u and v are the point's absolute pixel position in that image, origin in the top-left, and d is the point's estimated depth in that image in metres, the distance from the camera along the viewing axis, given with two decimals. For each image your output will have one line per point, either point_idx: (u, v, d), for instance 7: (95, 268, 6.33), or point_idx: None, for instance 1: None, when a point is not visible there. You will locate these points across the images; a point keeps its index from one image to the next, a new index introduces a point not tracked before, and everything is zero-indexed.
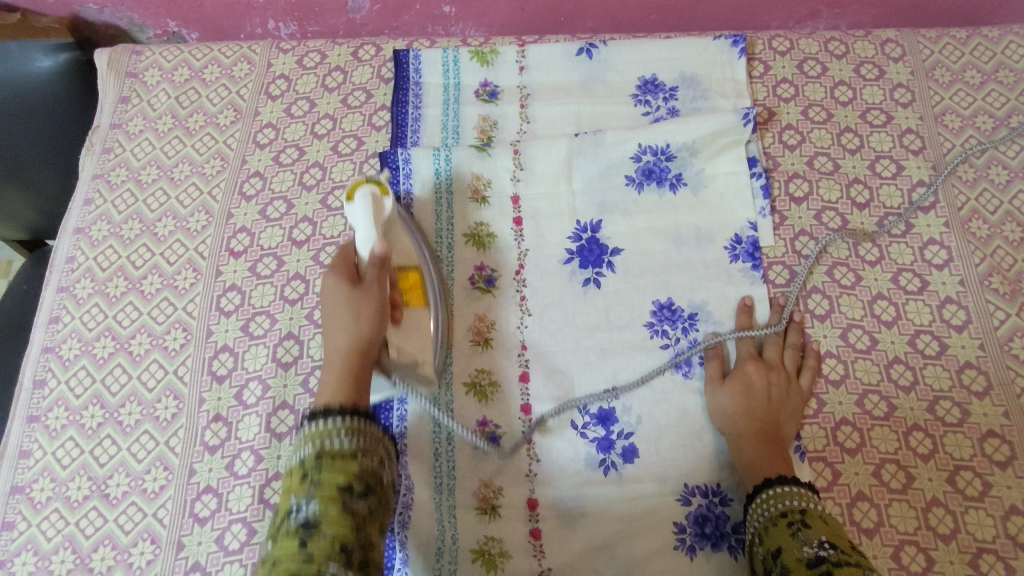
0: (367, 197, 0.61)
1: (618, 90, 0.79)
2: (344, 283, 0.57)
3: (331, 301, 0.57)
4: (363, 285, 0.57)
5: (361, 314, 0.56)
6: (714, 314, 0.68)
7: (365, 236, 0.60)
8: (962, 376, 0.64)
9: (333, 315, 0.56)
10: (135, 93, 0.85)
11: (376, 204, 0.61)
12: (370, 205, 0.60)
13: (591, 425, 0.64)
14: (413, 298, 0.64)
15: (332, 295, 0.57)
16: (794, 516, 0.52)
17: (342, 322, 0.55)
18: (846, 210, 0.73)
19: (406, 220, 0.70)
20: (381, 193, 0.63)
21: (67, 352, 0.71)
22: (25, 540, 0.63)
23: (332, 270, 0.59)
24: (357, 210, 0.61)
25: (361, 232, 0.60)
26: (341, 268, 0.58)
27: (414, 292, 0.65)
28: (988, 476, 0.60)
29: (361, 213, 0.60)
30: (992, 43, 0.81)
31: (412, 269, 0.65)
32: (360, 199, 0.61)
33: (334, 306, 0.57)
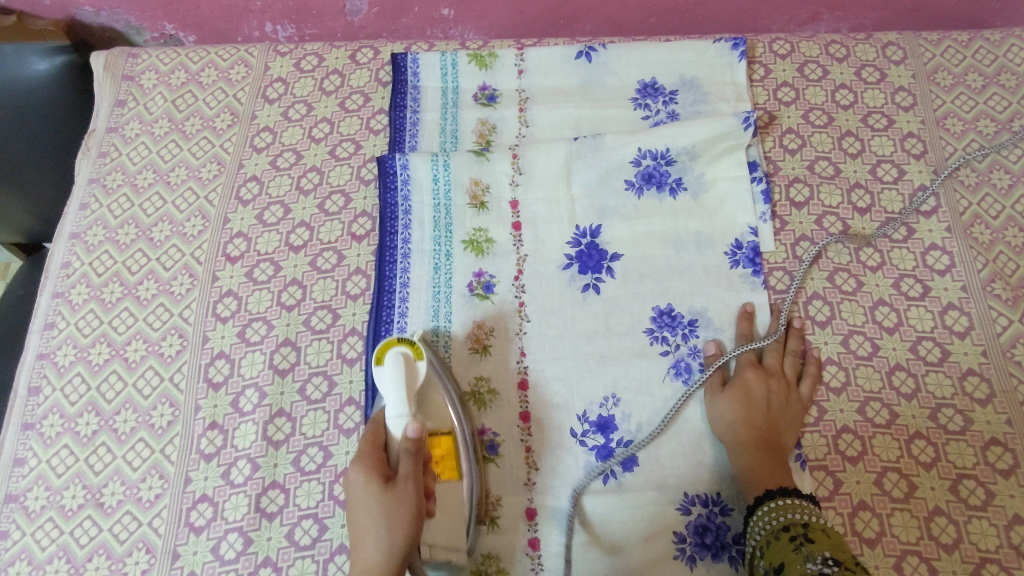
0: (399, 363, 0.59)
1: (617, 93, 0.79)
2: (374, 484, 0.52)
3: (360, 505, 0.52)
4: (396, 488, 0.52)
5: (394, 524, 0.50)
6: (714, 321, 0.67)
7: (398, 407, 0.57)
8: (965, 384, 0.64)
9: (363, 524, 0.51)
10: (131, 96, 0.84)
11: (408, 367, 0.59)
12: (402, 368, 0.59)
13: (590, 433, 0.64)
14: (447, 474, 0.59)
15: (361, 498, 0.52)
16: (795, 529, 0.52)
17: (371, 533, 0.50)
18: (848, 215, 0.72)
19: (440, 373, 0.64)
20: (414, 356, 0.61)
21: (62, 359, 0.70)
22: (19, 549, 0.62)
23: (361, 462, 0.54)
24: (388, 373, 0.59)
25: (393, 405, 0.57)
26: (371, 462, 0.54)
27: (448, 467, 0.59)
28: (992, 485, 0.60)
29: (393, 379, 0.58)
30: (993, 46, 0.80)
31: (446, 437, 0.60)
32: (392, 362, 0.59)
33: (362, 515, 0.51)
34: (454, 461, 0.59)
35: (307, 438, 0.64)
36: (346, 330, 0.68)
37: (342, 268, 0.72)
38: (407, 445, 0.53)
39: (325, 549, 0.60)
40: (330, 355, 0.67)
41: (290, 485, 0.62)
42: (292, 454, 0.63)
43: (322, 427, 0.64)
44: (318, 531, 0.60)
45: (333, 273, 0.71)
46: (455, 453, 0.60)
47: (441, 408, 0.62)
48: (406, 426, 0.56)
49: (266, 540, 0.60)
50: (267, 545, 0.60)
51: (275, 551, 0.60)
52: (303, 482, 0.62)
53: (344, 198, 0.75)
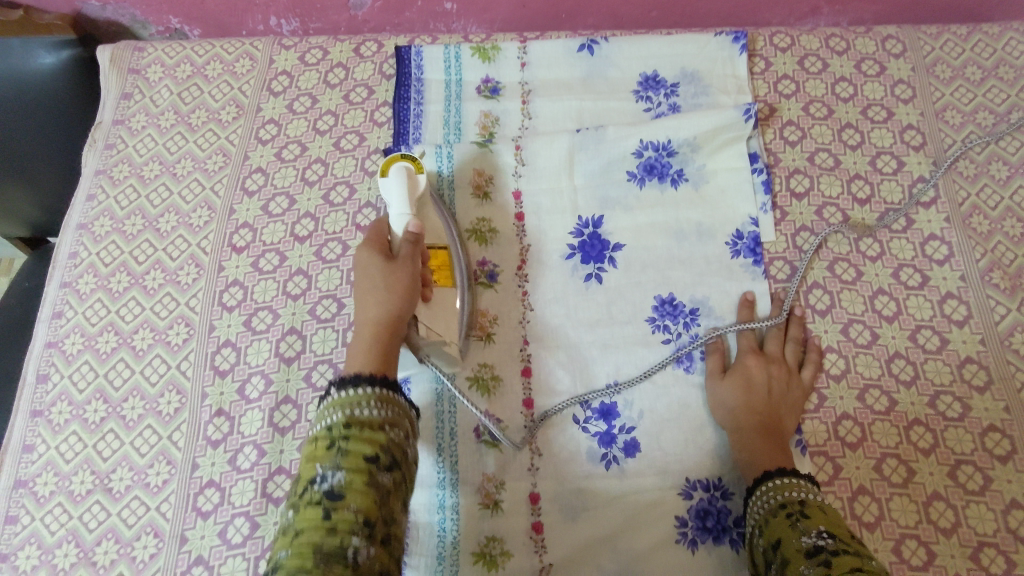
0: (403, 172, 0.64)
1: (620, 86, 0.79)
2: (379, 258, 0.57)
3: (364, 273, 0.57)
4: (398, 260, 0.58)
5: (393, 287, 0.56)
6: (715, 310, 0.68)
7: (399, 209, 0.63)
8: (963, 371, 0.65)
9: (367, 288, 0.56)
10: (137, 89, 0.85)
11: (410, 179, 0.65)
12: (404, 180, 0.64)
13: (594, 419, 0.65)
14: (442, 278, 0.64)
15: (365, 269, 0.57)
16: (793, 506, 0.52)
17: (374, 296, 0.55)
18: (847, 205, 0.73)
19: (438, 203, 0.70)
20: (415, 169, 0.66)
21: (70, 347, 0.71)
22: (29, 534, 0.63)
23: (367, 246, 0.59)
24: (391, 185, 0.64)
25: (397, 206, 0.63)
26: (375, 244, 0.59)
27: (444, 273, 0.64)
28: (989, 470, 0.61)
29: (397, 188, 0.64)
30: (992, 40, 0.81)
31: (442, 250, 0.66)
32: (395, 174, 0.64)
33: (366, 282, 0.56)
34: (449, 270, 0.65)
35: (313, 424, 0.65)
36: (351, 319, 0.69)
37: (346, 258, 0.72)
38: (408, 235, 0.59)
39: None
40: (335, 343, 0.68)
41: (296, 470, 0.63)
42: (299, 440, 0.64)
43: None
44: None
45: (338, 263, 0.72)
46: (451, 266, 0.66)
47: (437, 225, 0.67)
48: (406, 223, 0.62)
49: (273, 524, 0.61)
50: (274, 529, 0.61)
51: None
52: None
53: (349, 189, 0.76)
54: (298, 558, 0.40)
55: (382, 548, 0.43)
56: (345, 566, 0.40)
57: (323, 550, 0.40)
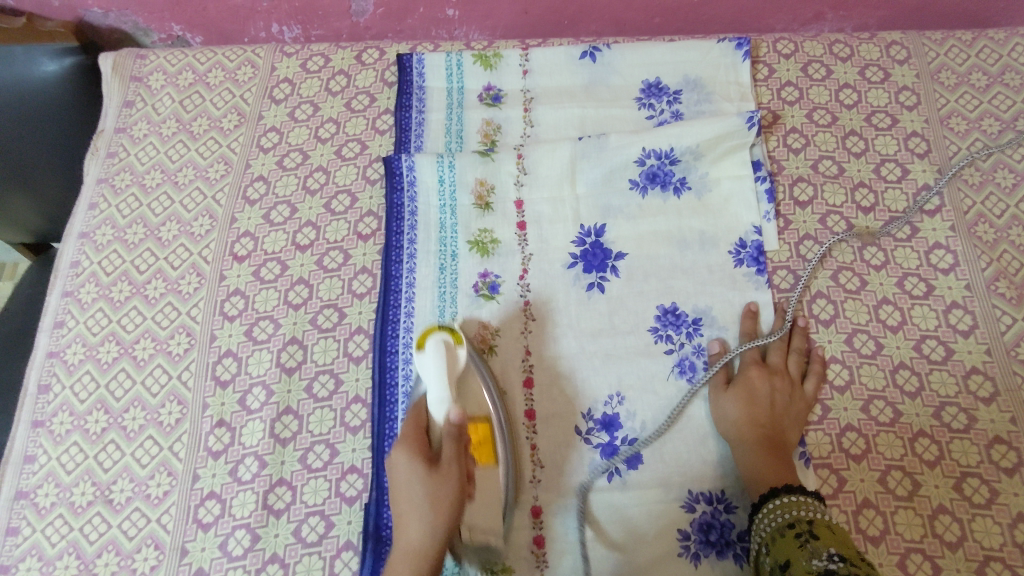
0: (441, 346, 0.60)
1: (622, 93, 0.79)
2: (420, 466, 0.54)
3: (404, 480, 0.54)
4: (440, 469, 0.53)
5: (437, 503, 0.52)
6: (718, 320, 0.68)
7: (438, 390, 0.58)
8: (969, 382, 0.64)
9: (406, 507, 0.53)
10: (138, 97, 0.85)
11: (448, 354, 0.60)
12: (442, 355, 0.60)
13: (595, 431, 0.64)
14: (483, 458, 0.59)
15: (406, 478, 0.54)
16: (801, 526, 0.52)
17: (415, 513, 0.52)
18: (851, 214, 0.73)
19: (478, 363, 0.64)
20: (454, 341, 0.61)
21: (72, 357, 0.71)
22: (30, 545, 0.63)
23: (406, 445, 0.55)
24: (429, 362, 0.60)
25: (435, 388, 0.58)
26: (414, 444, 0.55)
27: (486, 452, 0.59)
28: (995, 483, 0.60)
29: (435, 367, 0.59)
30: (997, 46, 0.80)
31: (483, 422, 0.61)
32: (433, 348, 0.60)
33: (406, 496, 0.53)
34: (490, 446, 0.60)
35: (313, 436, 0.64)
36: (352, 329, 0.69)
37: (347, 267, 0.72)
38: (451, 431, 0.54)
39: (331, 546, 0.60)
40: (336, 354, 0.68)
41: (297, 482, 0.63)
42: (299, 452, 0.64)
43: (328, 425, 0.65)
44: (324, 528, 0.61)
45: (339, 272, 0.72)
46: (492, 440, 0.60)
47: (478, 394, 0.62)
48: (448, 411, 0.57)
49: (273, 537, 0.61)
50: (274, 541, 0.61)
51: (282, 548, 0.60)
52: (309, 480, 0.63)
53: (350, 198, 0.76)
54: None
55: None
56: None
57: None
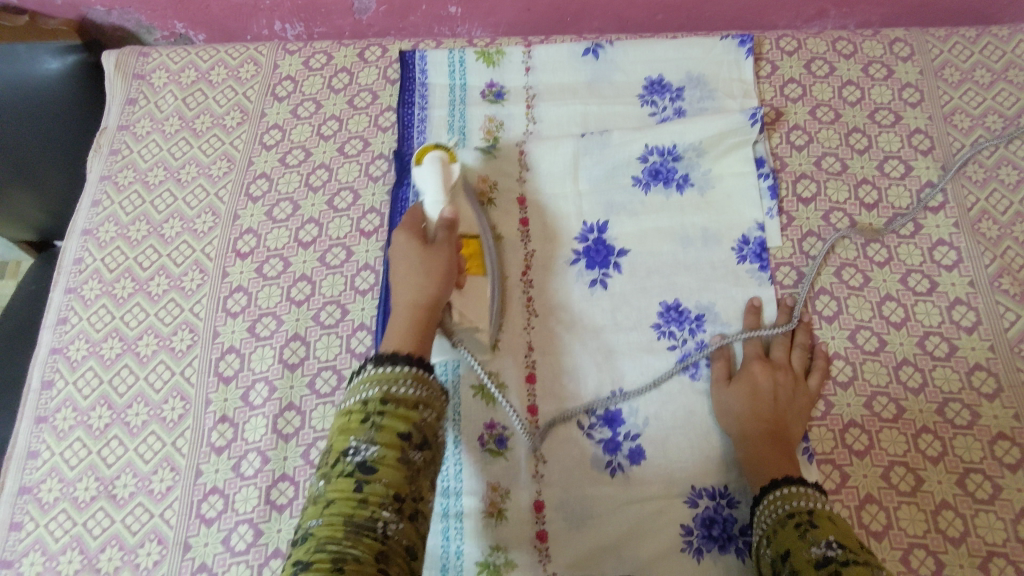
0: (437, 162, 0.65)
1: (625, 90, 0.79)
2: (416, 242, 0.58)
3: (403, 256, 0.58)
4: (434, 245, 0.58)
5: (431, 272, 0.56)
6: (721, 316, 0.68)
7: (434, 196, 0.64)
8: (973, 378, 0.64)
9: (402, 273, 0.57)
10: (142, 95, 0.85)
11: (444, 167, 0.65)
12: (439, 169, 0.65)
13: (598, 426, 0.64)
14: (475, 269, 0.65)
15: (403, 254, 0.58)
16: (801, 516, 0.52)
17: (412, 280, 0.56)
18: (854, 210, 0.72)
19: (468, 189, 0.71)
20: (449, 160, 0.67)
21: (75, 353, 0.71)
22: (33, 540, 0.63)
23: (403, 230, 0.60)
24: (427, 174, 0.65)
25: (431, 194, 0.64)
26: (411, 228, 0.60)
27: (475, 260, 0.66)
28: (999, 479, 0.60)
29: (431, 175, 0.64)
30: (1001, 42, 0.80)
31: (474, 238, 0.67)
32: (430, 162, 0.65)
33: (404, 266, 0.57)
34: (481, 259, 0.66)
35: (316, 431, 0.64)
36: (355, 325, 0.69)
37: (350, 263, 0.72)
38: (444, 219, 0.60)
39: None
40: (339, 350, 0.68)
41: (300, 477, 0.63)
42: (302, 447, 0.64)
43: (331, 420, 0.65)
44: None
45: (342, 269, 0.72)
46: (483, 254, 0.67)
47: (470, 216, 0.69)
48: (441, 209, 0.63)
49: (276, 531, 0.61)
50: (277, 536, 0.61)
51: (285, 543, 0.60)
52: (312, 475, 0.63)
53: (353, 194, 0.76)
54: (327, 528, 0.41)
55: (409, 525, 0.43)
56: (374, 538, 0.41)
57: (354, 520, 0.41)
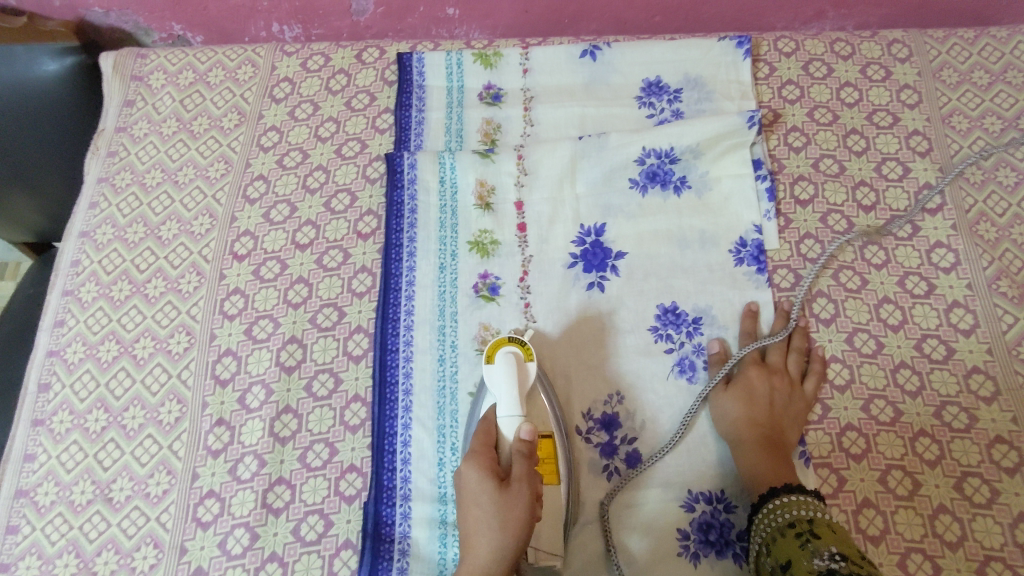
0: (510, 361, 0.61)
1: (623, 92, 0.79)
2: (490, 483, 0.54)
3: (474, 499, 0.54)
4: (510, 491, 0.53)
5: (507, 526, 0.52)
6: (718, 318, 0.68)
7: (509, 404, 0.59)
8: (970, 381, 0.64)
9: (474, 524, 0.53)
10: (139, 96, 0.85)
11: (519, 367, 0.61)
12: (513, 368, 0.61)
13: (595, 430, 0.64)
14: (549, 476, 0.60)
15: (475, 493, 0.54)
16: (801, 525, 0.52)
17: (483, 531, 0.53)
18: (852, 212, 0.72)
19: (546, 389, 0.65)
20: (523, 357, 0.63)
21: (72, 355, 0.71)
22: (30, 543, 0.63)
23: (475, 461, 0.56)
24: (500, 374, 0.61)
25: (504, 401, 0.59)
26: (484, 459, 0.56)
27: (548, 468, 0.60)
28: (996, 483, 0.60)
29: (505, 380, 0.60)
30: (1000, 43, 0.80)
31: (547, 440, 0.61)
32: (503, 365, 0.61)
33: (476, 509, 0.54)
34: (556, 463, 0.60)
35: (313, 435, 0.64)
36: (351, 328, 0.69)
37: (347, 266, 0.72)
38: (521, 449, 0.56)
39: (331, 544, 0.60)
40: (336, 352, 0.68)
41: (296, 481, 0.63)
42: (299, 450, 0.64)
43: (328, 423, 0.65)
44: (323, 526, 0.61)
45: (339, 271, 0.72)
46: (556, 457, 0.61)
47: (543, 413, 0.63)
48: (519, 428, 0.57)
49: (272, 535, 0.61)
50: (274, 540, 0.61)
51: (282, 546, 0.60)
52: (309, 478, 0.63)
53: (350, 197, 0.76)
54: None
55: None
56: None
57: None
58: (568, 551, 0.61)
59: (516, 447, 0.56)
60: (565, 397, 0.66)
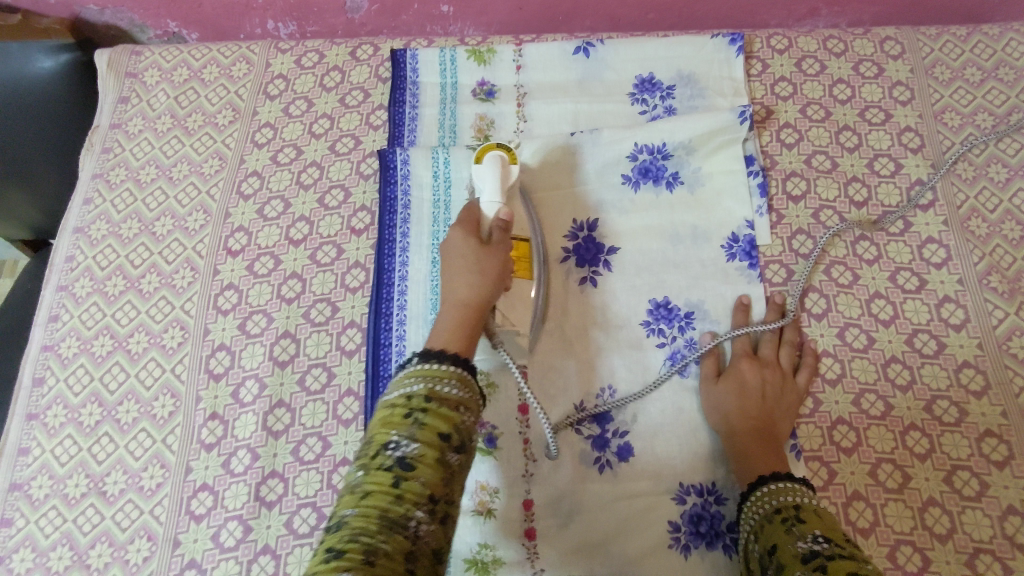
0: (497, 163, 0.64)
1: (616, 89, 0.79)
2: (472, 241, 0.59)
3: (457, 251, 0.59)
4: (491, 246, 0.59)
5: (485, 273, 0.57)
6: (710, 313, 0.68)
7: (493, 193, 0.62)
8: (960, 376, 0.64)
9: (457, 270, 0.58)
10: (134, 93, 0.86)
11: (502, 168, 0.64)
12: (498, 168, 0.64)
13: (588, 423, 0.64)
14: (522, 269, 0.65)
15: (458, 248, 0.59)
16: (787, 511, 0.52)
17: (466, 276, 0.57)
18: (844, 208, 0.73)
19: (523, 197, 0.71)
20: (507, 161, 0.65)
21: (66, 350, 0.71)
22: (24, 536, 0.63)
23: (460, 227, 0.60)
24: (487, 172, 0.64)
25: (488, 193, 0.63)
26: (468, 228, 0.60)
27: (524, 263, 0.65)
28: (986, 476, 0.60)
29: (491, 173, 0.63)
30: (992, 41, 0.80)
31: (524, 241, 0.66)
32: (490, 162, 0.64)
33: (459, 262, 0.58)
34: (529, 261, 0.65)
35: (306, 428, 0.65)
36: (345, 323, 0.69)
37: (341, 261, 0.72)
38: (501, 223, 0.60)
39: None
40: (329, 347, 0.68)
41: (289, 474, 0.63)
42: (292, 444, 0.64)
43: (321, 417, 0.65)
44: (316, 519, 0.61)
45: (332, 266, 0.72)
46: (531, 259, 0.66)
47: (522, 217, 0.67)
48: (499, 208, 0.62)
49: (266, 528, 0.61)
50: (267, 532, 0.61)
51: (275, 539, 0.61)
52: (302, 471, 0.63)
53: (344, 192, 0.76)
54: (363, 518, 0.41)
55: (439, 527, 0.43)
56: (405, 537, 0.41)
57: (389, 516, 0.41)
58: (560, 536, 0.61)
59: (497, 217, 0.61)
60: (558, 389, 0.66)
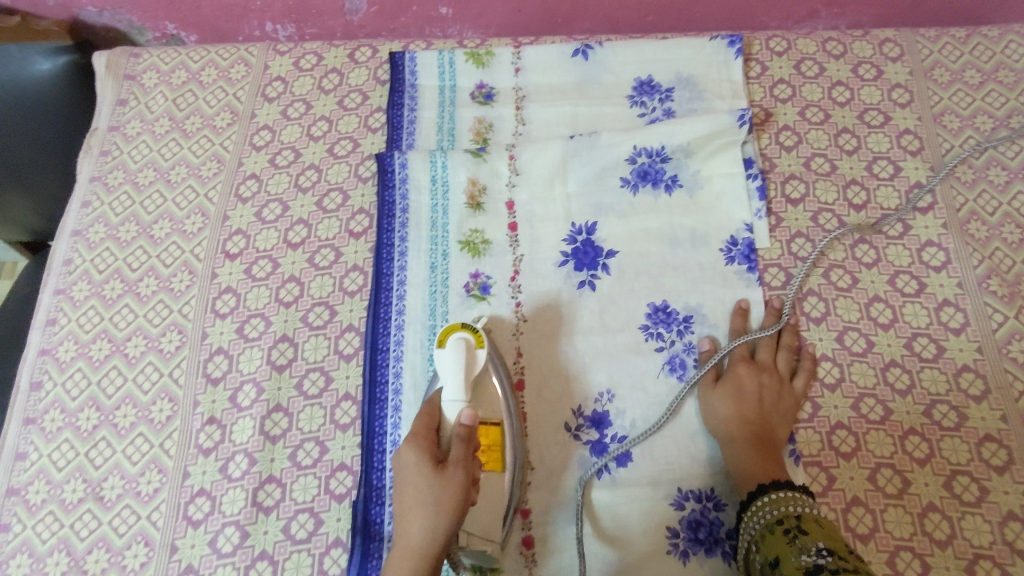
0: (460, 347, 0.61)
1: (614, 91, 0.79)
2: (428, 464, 0.54)
3: (411, 478, 0.54)
4: (447, 469, 0.53)
5: (441, 507, 0.52)
6: (709, 317, 0.68)
7: (454, 389, 0.60)
8: (960, 380, 0.64)
9: (410, 506, 0.53)
10: (132, 95, 0.85)
11: (467, 353, 0.61)
12: (462, 355, 0.61)
13: (585, 428, 0.64)
14: (492, 464, 0.60)
15: (413, 475, 0.54)
16: (790, 522, 0.52)
17: (419, 512, 0.52)
18: (843, 211, 0.72)
19: (499, 368, 0.65)
20: (475, 343, 0.63)
21: (63, 354, 0.71)
22: (20, 542, 0.63)
23: (415, 442, 0.56)
24: (449, 357, 0.61)
25: (450, 385, 0.60)
26: (424, 440, 0.56)
27: (493, 459, 0.60)
28: (985, 481, 0.60)
29: (453, 361, 0.61)
30: (991, 43, 0.80)
31: (495, 427, 0.61)
32: (453, 345, 0.62)
33: (413, 494, 0.53)
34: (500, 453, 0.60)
35: (304, 433, 0.65)
36: (343, 326, 0.69)
37: (339, 265, 0.72)
38: (461, 433, 0.54)
39: (321, 542, 0.60)
40: (327, 351, 0.68)
41: (287, 479, 0.63)
42: (289, 449, 0.64)
43: (319, 422, 0.65)
44: (314, 525, 0.61)
45: (330, 270, 0.72)
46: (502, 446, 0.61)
47: (495, 398, 0.63)
48: (460, 409, 0.59)
49: (263, 534, 0.61)
50: (264, 538, 0.61)
51: (272, 545, 0.60)
52: (299, 477, 0.63)
53: (342, 195, 0.76)
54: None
55: None
56: None
57: None
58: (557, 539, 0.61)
59: (455, 429, 0.55)
60: (556, 396, 0.66)
